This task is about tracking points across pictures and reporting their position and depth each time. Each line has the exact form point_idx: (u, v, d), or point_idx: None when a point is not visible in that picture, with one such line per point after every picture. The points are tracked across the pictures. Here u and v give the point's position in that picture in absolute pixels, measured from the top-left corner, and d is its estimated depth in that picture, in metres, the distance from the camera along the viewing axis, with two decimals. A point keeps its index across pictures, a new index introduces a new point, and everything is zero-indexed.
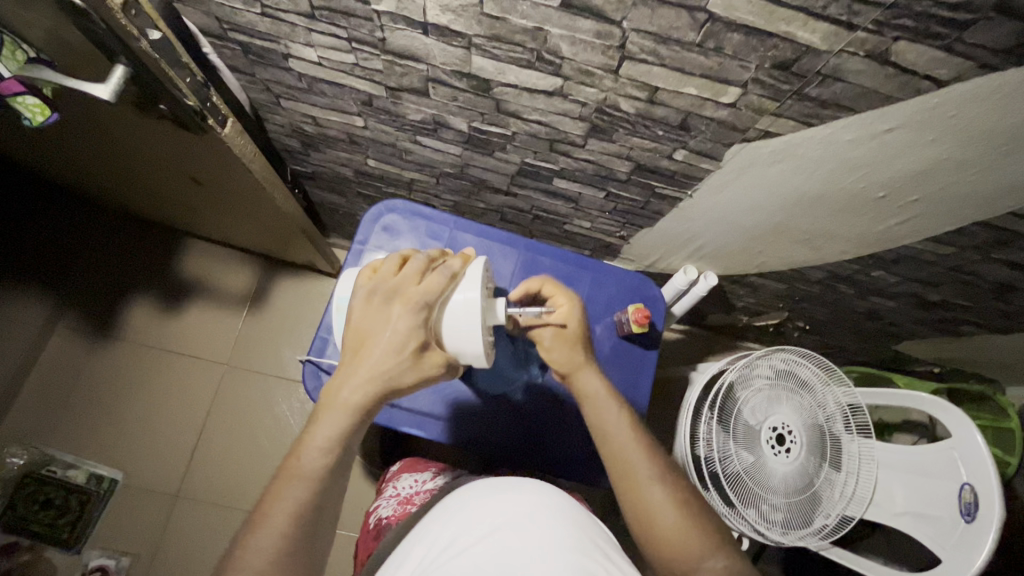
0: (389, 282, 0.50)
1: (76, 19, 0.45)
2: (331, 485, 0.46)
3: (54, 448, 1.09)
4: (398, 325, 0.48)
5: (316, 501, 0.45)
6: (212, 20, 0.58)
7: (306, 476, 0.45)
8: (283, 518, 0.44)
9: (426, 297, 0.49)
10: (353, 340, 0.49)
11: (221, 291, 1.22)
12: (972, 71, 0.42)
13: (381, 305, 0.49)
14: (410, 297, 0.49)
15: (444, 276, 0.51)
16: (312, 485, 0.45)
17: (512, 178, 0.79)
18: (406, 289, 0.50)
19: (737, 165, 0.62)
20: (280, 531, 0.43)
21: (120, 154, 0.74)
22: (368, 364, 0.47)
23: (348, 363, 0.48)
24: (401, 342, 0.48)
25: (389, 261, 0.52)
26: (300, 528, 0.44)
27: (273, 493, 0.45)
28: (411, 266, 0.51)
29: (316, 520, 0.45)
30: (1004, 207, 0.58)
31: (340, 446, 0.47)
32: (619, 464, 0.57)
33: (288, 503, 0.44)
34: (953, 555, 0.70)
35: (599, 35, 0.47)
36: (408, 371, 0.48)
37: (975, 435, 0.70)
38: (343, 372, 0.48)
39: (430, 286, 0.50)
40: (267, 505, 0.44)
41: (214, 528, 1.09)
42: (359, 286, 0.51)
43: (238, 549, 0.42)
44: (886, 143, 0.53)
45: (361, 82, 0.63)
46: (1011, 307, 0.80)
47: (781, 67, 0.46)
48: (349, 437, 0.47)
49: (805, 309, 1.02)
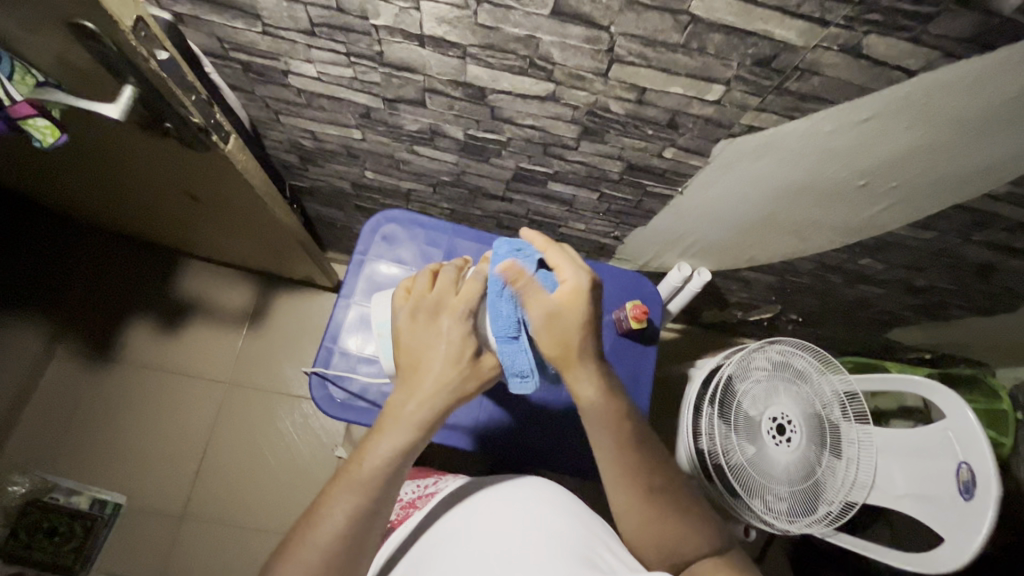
0: (429, 298, 0.53)
1: (86, 43, 0.47)
2: (388, 492, 0.48)
3: (54, 475, 1.09)
4: (452, 337, 0.51)
5: (372, 507, 0.47)
6: (214, 40, 0.61)
7: (367, 484, 0.47)
8: (340, 521, 0.46)
9: (469, 305, 0.53)
10: (408, 358, 0.51)
11: (221, 309, 1.22)
12: (939, 60, 0.45)
13: (429, 321, 0.52)
14: (456, 308, 0.52)
15: (479, 283, 0.54)
16: (369, 493, 0.47)
17: (507, 184, 0.81)
18: (449, 302, 0.53)
19: (724, 160, 0.64)
20: (338, 533, 0.45)
21: (121, 175, 0.76)
22: (432, 377, 0.50)
23: (408, 379, 0.51)
24: (458, 352, 0.51)
25: (420, 279, 0.54)
26: (357, 532, 0.46)
27: (330, 500, 0.47)
28: (445, 278, 0.54)
29: (370, 524, 0.47)
30: (977, 189, 0.61)
31: (403, 456, 0.49)
32: (616, 467, 0.56)
33: (346, 508, 0.46)
34: (953, 535, 0.72)
35: (588, 40, 0.49)
36: (469, 378, 0.51)
37: (968, 414, 0.73)
38: (403, 388, 0.50)
39: (468, 294, 0.53)
40: (323, 511, 0.46)
41: (220, 548, 1.09)
42: (398, 308, 0.53)
43: (294, 547, 0.45)
44: (864, 134, 0.56)
45: (359, 95, 0.65)
46: (993, 288, 0.83)
47: (761, 64, 0.49)
48: (412, 448, 0.49)
49: (798, 301, 1.05)
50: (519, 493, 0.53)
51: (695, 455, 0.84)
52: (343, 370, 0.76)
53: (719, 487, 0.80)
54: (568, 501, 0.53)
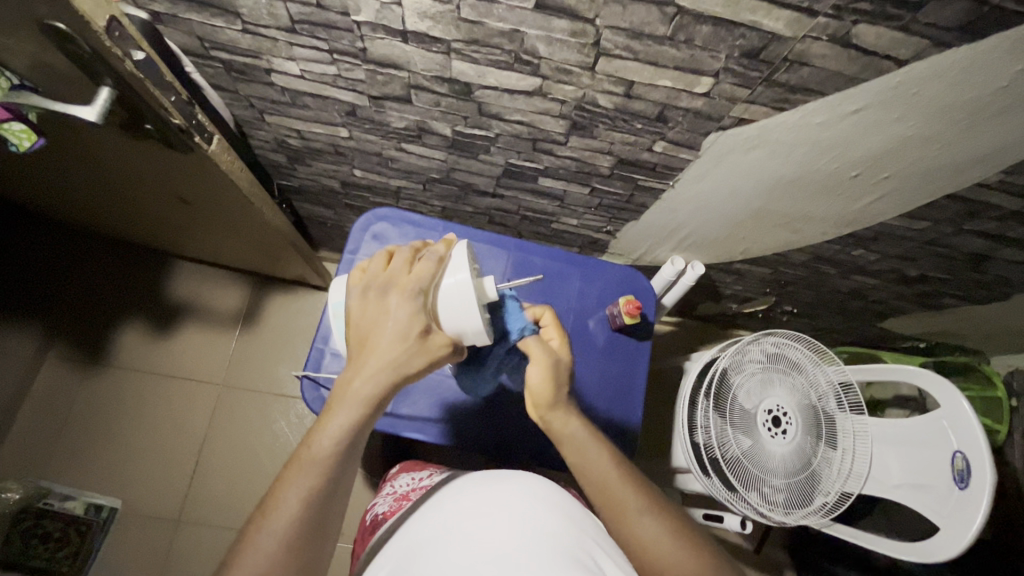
0: (381, 277, 0.51)
1: (60, 45, 0.45)
2: (342, 474, 0.47)
3: (50, 481, 1.08)
4: (399, 314, 0.49)
5: (327, 487, 0.46)
6: (194, 39, 0.59)
7: (318, 465, 0.46)
8: (294, 506, 0.45)
9: (420, 283, 0.50)
10: (357, 336, 0.49)
11: (213, 311, 1.21)
12: (929, 50, 0.45)
13: (379, 299, 0.50)
14: (405, 286, 0.50)
15: (433, 262, 0.52)
16: (322, 474, 0.46)
17: (497, 180, 0.80)
18: (400, 279, 0.50)
19: (715, 153, 0.63)
20: (294, 519, 0.44)
21: (106, 178, 0.75)
22: (376, 355, 0.48)
23: (356, 357, 0.49)
24: (405, 329, 0.48)
25: (375, 258, 0.53)
26: (311, 513, 0.45)
27: (284, 482, 0.46)
28: (399, 257, 0.52)
29: (325, 507, 0.46)
30: (969, 179, 0.60)
31: (351, 435, 0.47)
32: (603, 492, 0.56)
33: (300, 490, 0.45)
34: (948, 523, 0.72)
35: (573, 33, 0.48)
36: (416, 356, 0.49)
37: (962, 402, 0.73)
38: (350, 366, 0.49)
39: (421, 273, 0.51)
40: (277, 494, 0.45)
41: (214, 549, 1.08)
42: (351, 286, 0.52)
43: (251, 532, 0.44)
44: (854, 125, 0.55)
45: (345, 92, 0.64)
46: (987, 276, 0.82)
47: (750, 55, 0.48)
48: (361, 426, 0.48)
49: (792, 292, 1.04)
50: (503, 486, 0.51)
51: (692, 450, 0.83)
52: (335, 372, 0.75)
53: (716, 480, 0.80)
54: (556, 496, 0.51)
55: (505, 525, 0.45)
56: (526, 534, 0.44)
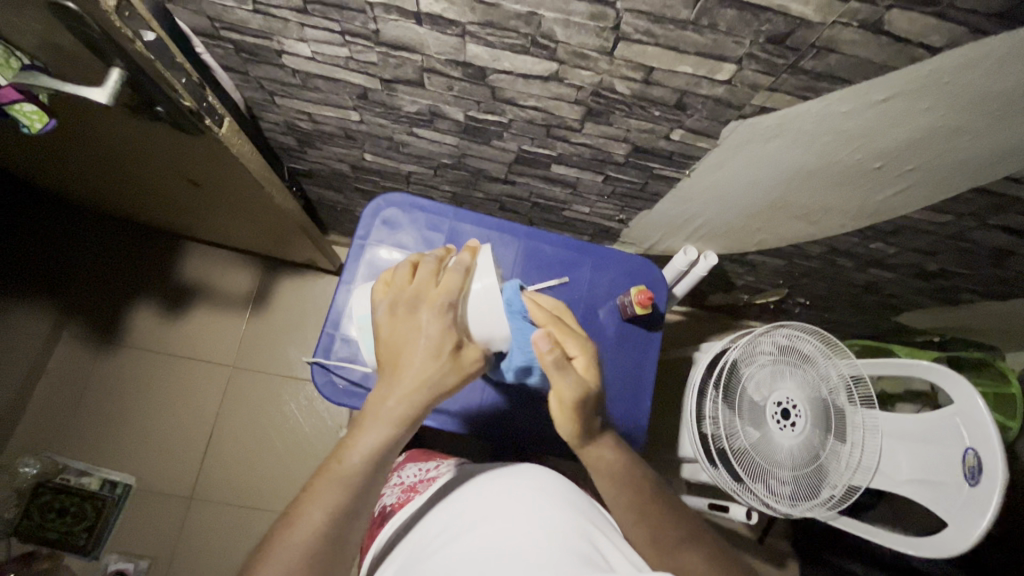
0: (408, 291, 0.51)
1: (70, 24, 0.45)
2: (371, 489, 0.47)
3: (65, 458, 1.10)
4: (431, 330, 0.49)
5: (353, 503, 0.45)
6: (204, 19, 0.58)
7: (348, 479, 0.46)
8: (321, 521, 0.44)
9: (449, 297, 0.50)
10: (388, 353, 0.49)
11: (223, 293, 1.22)
12: (965, 37, 0.43)
13: (408, 315, 0.50)
14: (435, 300, 0.50)
15: (460, 274, 0.52)
16: (351, 489, 0.46)
17: (510, 166, 0.79)
18: (429, 294, 0.51)
19: (734, 142, 0.62)
20: (321, 532, 0.43)
21: (116, 160, 0.74)
22: (410, 372, 0.48)
23: (388, 372, 0.49)
24: (438, 345, 0.49)
25: (399, 271, 0.53)
26: (338, 530, 0.44)
27: (311, 496, 0.45)
28: (425, 270, 0.53)
29: (350, 523, 0.45)
30: (997, 173, 0.59)
31: (384, 451, 0.47)
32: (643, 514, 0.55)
33: (327, 504, 0.45)
34: (957, 519, 0.71)
35: (593, 16, 0.47)
36: (449, 372, 0.49)
37: (977, 400, 0.71)
38: (383, 384, 0.49)
39: (449, 286, 0.51)
40: (303, 507, 0.45)
41: (225, 529, 1.10)
42: (378, 301, 0.52)
43: (276, 545, 0.43)
44: (882, 114, 0.53)
45: (356, 75, 0.63)
46: (1009, 272, 0.81)
47: (775, 42, 0.46)
48: (393, 443, 0.48)
49: (805, 285, 1.03)
50: (517, 482, 0.51)
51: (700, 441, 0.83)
52: (344, 358, 0.75)
53: (724, 472, 0.80)
54: (568, 493, 0.51)
55: (509, 522, 0.45)
56: (532, 527, 0.44)
